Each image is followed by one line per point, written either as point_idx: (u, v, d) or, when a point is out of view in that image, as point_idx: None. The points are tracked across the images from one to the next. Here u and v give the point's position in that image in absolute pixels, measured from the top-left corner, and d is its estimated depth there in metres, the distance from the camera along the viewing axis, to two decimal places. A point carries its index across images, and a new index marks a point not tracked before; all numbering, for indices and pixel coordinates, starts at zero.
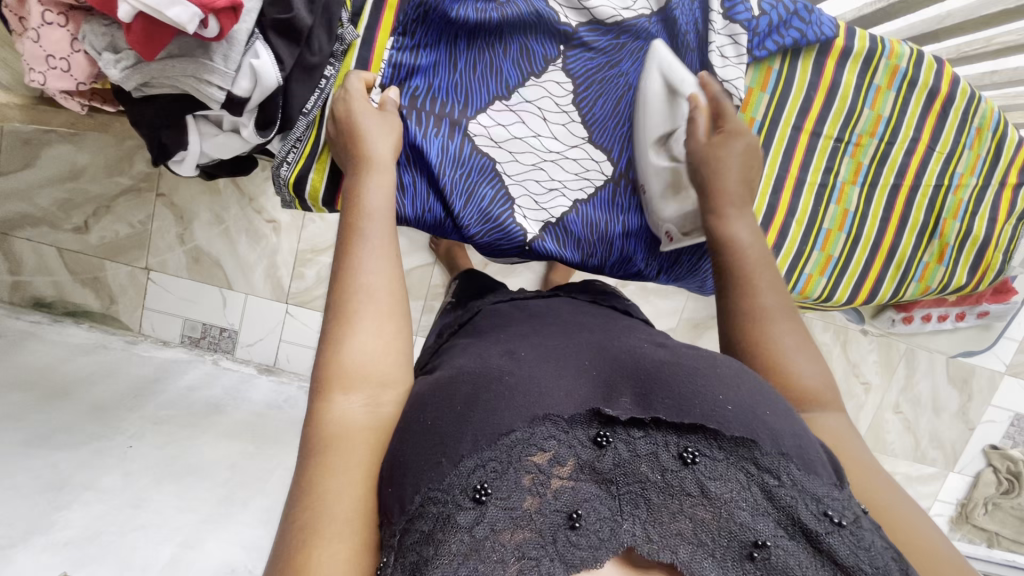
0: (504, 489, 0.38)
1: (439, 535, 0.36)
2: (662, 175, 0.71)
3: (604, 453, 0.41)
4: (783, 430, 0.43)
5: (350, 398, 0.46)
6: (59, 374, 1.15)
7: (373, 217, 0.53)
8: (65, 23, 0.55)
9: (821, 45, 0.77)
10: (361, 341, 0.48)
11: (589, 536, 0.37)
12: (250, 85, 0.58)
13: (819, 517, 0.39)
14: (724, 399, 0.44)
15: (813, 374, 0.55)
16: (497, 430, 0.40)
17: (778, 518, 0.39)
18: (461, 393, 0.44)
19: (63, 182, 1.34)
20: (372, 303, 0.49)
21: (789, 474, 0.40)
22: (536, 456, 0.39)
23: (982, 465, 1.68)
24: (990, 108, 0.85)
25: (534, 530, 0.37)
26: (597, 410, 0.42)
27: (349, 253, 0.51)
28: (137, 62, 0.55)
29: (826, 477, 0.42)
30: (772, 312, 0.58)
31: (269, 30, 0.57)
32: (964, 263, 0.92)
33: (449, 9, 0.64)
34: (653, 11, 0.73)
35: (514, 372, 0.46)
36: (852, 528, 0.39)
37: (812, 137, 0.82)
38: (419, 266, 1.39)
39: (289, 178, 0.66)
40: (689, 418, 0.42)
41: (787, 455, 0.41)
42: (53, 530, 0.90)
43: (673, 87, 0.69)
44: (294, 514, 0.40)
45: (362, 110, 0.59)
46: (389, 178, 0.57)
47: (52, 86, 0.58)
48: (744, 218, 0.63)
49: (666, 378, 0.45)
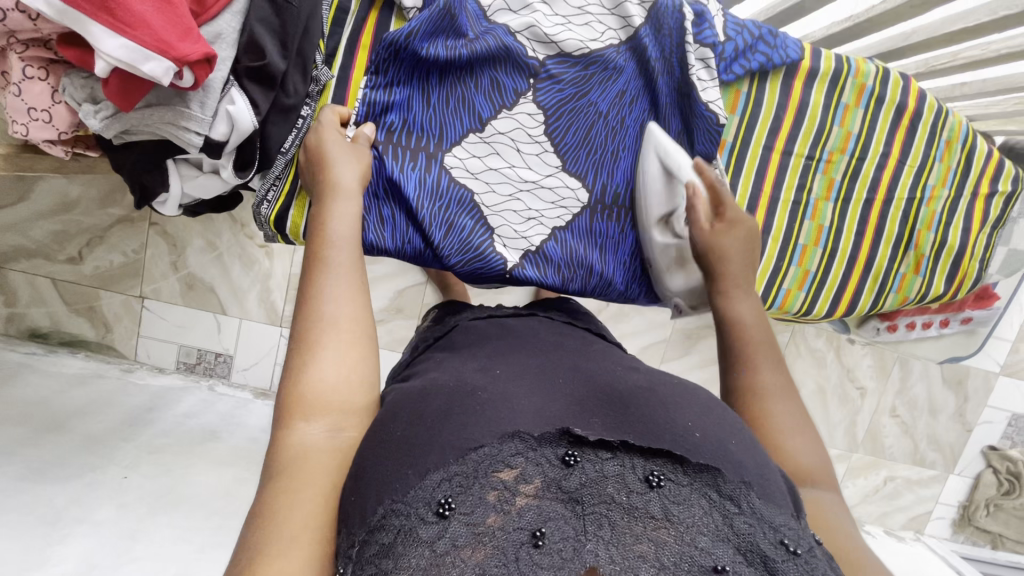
0: (468, 505, 0.39)
1: (399, 548, 0.37)
2: (667, 252, 0.76)
3: (572, 472, 0.41)
4: (748, 460, 0.45)
5: (310, 425, 0.47)
6: (55, 405, 1.16)
7: (336, 244, 0.55)
8: (45, 77, 0.56)
9: (788, 67, 0.80)
10: (321, 370, 0.49)
11: (552, 556, 0.36)
12: (227, 129, 0.60)
13: (775, 545, 0.40)
14: (693, 425, 0.46)
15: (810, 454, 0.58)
16: (466, 445, 0.42)
17: (737, 545, 0.40)
18: (434, 406, 0.46)
19: (57, 215, 1.35)
20: (334, 332, 0.51)
21: (749, 502, 0.42)
22: (503, 472, 0.40)
23: (982, 466, 1.67)
24: (958, 121, 0.88)
25: (496, 547, 0.37)
26: (565, 429, 0.43)
27: (312, 284, 0.53)
28: (116, 112, 0.56)
29: (784, 507, 0.44)
30: (771, 390, 0.61)
31: (244, 77, 0.59)
32: (940, 273, 0.93)
33: (419, 48, 0.66)
34: (622, 41, 0.74)
35: (487, 388, 0.48)
36: (807, 557, 0.41)
37: (783, 156, 0.84)
38: (412, 285, 1.41)
39: (270, 216, 0.68)
40: (658, 443, 0.44)
41: (748, 483, 0.43)
42: (46, 567, 0.89)
43: (671, 171, 0.72)
44: (247, 529, 0.42)
45: (332, 139, 0.62)
46: (356, 205, 0.59)
47: (34, 136, 0.60)
48: (749, 298, 0.67)
49: (643, 401, 0.48)
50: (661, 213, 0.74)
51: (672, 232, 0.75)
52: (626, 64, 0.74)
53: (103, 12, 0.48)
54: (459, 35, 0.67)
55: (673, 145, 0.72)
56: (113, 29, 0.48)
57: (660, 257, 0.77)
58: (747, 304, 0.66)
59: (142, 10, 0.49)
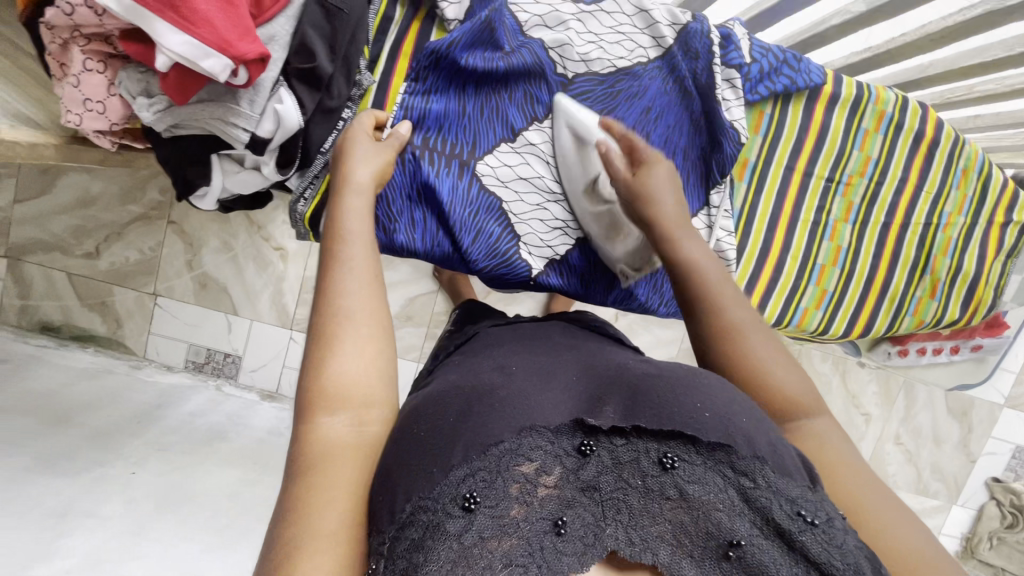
0: (492, 498, 0.40)
1: (429, 542, 0.38)
2: (600, 221, 0.75)
3: (588, 462, 0.43)
4: (759, 435, 0.45)
5: (334, 418, 0.47)
6: (64, 399, 1.14)
7: (349, 241, 0.55)
8: (104, 70, 0.59)
9: (810, 91, 0.82)
10: (342, 363, 0.49)
11: (574, 543, 0.39)
12: (273, 127, 0.62)
13: (792, 517, 0.41)
14: (702, 405, 0.46)
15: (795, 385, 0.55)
16: (486, 441, 0.42)
17: (753, 519, 0.42)
18: (453, 409, 0.46)
19: (77, 209, 1.38)
20: (352, 327, 0.51)
21: (764, 476, 0.43)
22: (524, 466, 0.41)
23: (986, 498, 1.66)
24: (975, 151, 0.90)
25: (522, 538, 0.38)
26: (580, 420, 0.45)
27: (329, 280, 0.53)
28: (169, 106, 0.59)
29: (800, 478, 0.45)
30: (743, 324, 0.57)
31: (294, 78, 0.61)
32: (955, 298, 0.96)
33: (458, 58, 0.69)
34: (651, 59, 0.76)
35: (505, 385, 0.48)
36: (826, 527, 0.41)
37: (804, 177, 0.87)
38: (423, 294, 1.42)
39: (305, 214, 0.70)
40: (668, 425, 0.44)
41: (762, 457, 0.44)
42: (53, 559, 0.85)
43: (581, 137, 0.71)
44: (280, 525, 0.42)
45: (359, 142, 0.62)
46: (367, 201, 0.59)
47: (86, 126, 0.62)
48: (693, 237, 0.63)
49: (651, 390, 0.47)
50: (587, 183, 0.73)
51: (601, 199, 0.73)
52: (653, 81, 0.76)
53: (168, 9, 0.50)
54: (496, 48, 0.70)
55: (579, 109, 0.71)
56: (177, 26, 0.50)
57: (594, 225, 0.76)
58: (696, 245, 0.62)
59: (205, 8, 0.51)
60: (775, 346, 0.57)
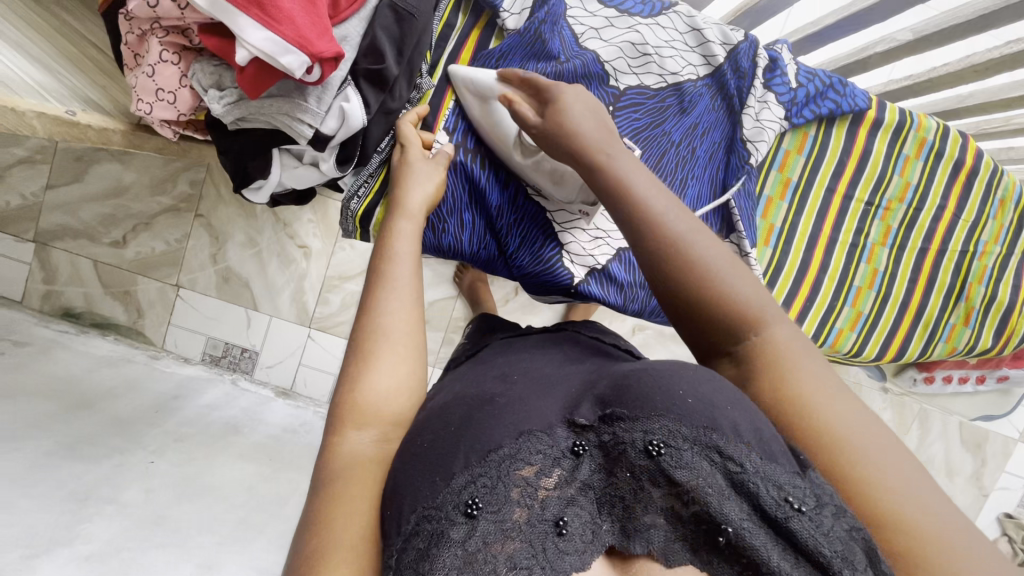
0: (494, 503, 0.40)
1: (434, 550, 0.38)
2: (541, 168, 0.69)
3: (582, 461, 0.43)
4: (744, 419, 0.41)
5: (362, 433, 0.48)
6: (89, 385, 1.12)
7: (397, 261, 0.56)
8: (178, 62, 0.60)
9: (854, 115, 0.83)
10: (374, 379, 0.49)
11: (574, 541, 0.39)
12: (337, 124, 0.63)
13: (780, 502, 0.38)
14: (685, 392, 0.42)
15: (747, 286, 0.50)
16: (485, 447, 0.42)
17: (742, 503, 0.39)
18: (456, 416, 0.46)
19: (109, 198, 1.39)
20: (388, 345, 0.51)
21: (751, 461, 0.39)
22: (524, 470, 0.41)
23: (998, 533, 1.62)
24: (1013, 182, 0.90)
25: (524, 541, 0.38)
26: (570, 420, 0.44)
27: (372, 297, 0.53)
28: (239, 99, 0.60)
29: (788, 464, 0.41)
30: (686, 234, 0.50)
31: (361, 77, 0.62)
32: (988, 327, 0.96)
33: (512, 68, 0.71)
34: (700, 76, 0.78)
35: (505, 393, 0.48)
36: (813, 513, 0.38)
37: (843, 201, 0.88)
38: (443, 298, 1.42)
39: (358, 211, 0.74)
40: (651, 411, 0.41)
41: (749, 443, 0.40)
42: (75, 543, 0.81)
43: (485, 96, 0.68)
44: (305, 540, 0.42)
45: (414, 157, 0.65)
46: (417, 227, 0.60)
47: (156, 115, 0.64)
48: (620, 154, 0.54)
49: (636, 380, 0.43)
50: (510, 140, 0.68)
51: (531, 150, 0.67)
52: (703, 97, 0.78)
53: (253, 6, 0.51)
54: (550, 58, 0.70)
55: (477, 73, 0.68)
56: (261, 22, 0.51)
57: (539, 176, 0.70)
58: (624, 156, 0.53)
59: (289, 7, 0.52)
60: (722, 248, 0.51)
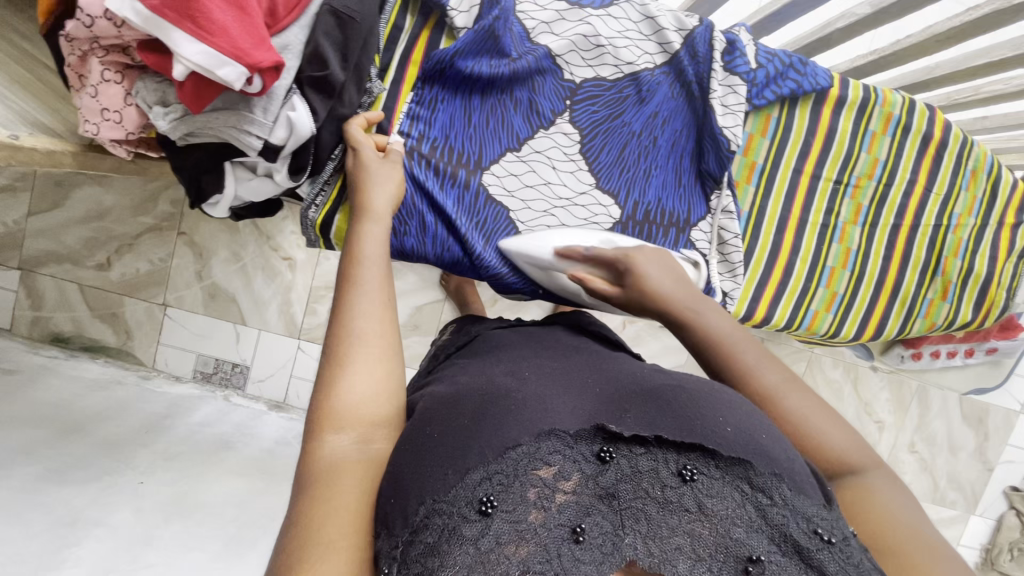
0: (509, 503, 0.38)
1: (445, 546, 0.37)
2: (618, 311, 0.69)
3: (607, 468, 0.41)
4: (776, 448, 0.44)
5: (341, 436, 0.47)
6: (78, 408, 1.12)
7: (363, 263, 0.56)
8: (121, 80, 0.60)
9: (817, 94, 0.82)
10: (351, 384, 0.49)
11: (593, 551, 0.37)
12: (286, 134, 0.63)
13: (810, 534, 0.40)
14: (724, 420, 0.45)
15: (843, 438, 0.52)
16: (503, 444, 0.41)
17: (770, 535, 0.40)
18: (467, 409, 0.45)
19: (90, 222, 1.39)
20: (363, 347, 0.51)
21: (781, 493, 0.41)
22: (541, 471, 0.40)
23: (1005, 507, 1.61)
24: (984, 152, 0.89)
25: (539, 544, 0.37)
26: (600, 426, 0.43)
27: (345, 300, 0.53)
28: (184, 114, 0.60)
29: (816, 498, 0.43)
30: (779, 389, 0.53)
31: (307, 85, 0.62)
32: (967, 300, 0.96)
33: (463, 66, 0.70)
34: (657, 65, 0.77)
35: (520, 390, 0.47)
36: (841, 545, 0.40)
37: (812, 179, 0.87)
38: (431, 302, 1.41)
39: (316, 220, 0.73)
40: (689, 437, 0.43)
41: (779, 475, 0.42)
42: (62, 569, 0.81)
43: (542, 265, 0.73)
44: (286, 536, 0.41)
45: (372, 162, 0.65)
46: (384, 228, 0.61)
47: (104, 135, 0.64)
48: (710, 312, 0.60)
49: (673, 397, 0.47)
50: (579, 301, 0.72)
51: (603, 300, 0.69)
52: (660, 87, 0.77)
53: (186, 19, 0.51)
54: (502, 55, 0.70)
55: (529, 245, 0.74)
56: (195, 36, 0.51)
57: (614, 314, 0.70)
58: (717, 317, 0.59)
59: (222, 18, 0.52)
60: (819, 405, 0.54)
